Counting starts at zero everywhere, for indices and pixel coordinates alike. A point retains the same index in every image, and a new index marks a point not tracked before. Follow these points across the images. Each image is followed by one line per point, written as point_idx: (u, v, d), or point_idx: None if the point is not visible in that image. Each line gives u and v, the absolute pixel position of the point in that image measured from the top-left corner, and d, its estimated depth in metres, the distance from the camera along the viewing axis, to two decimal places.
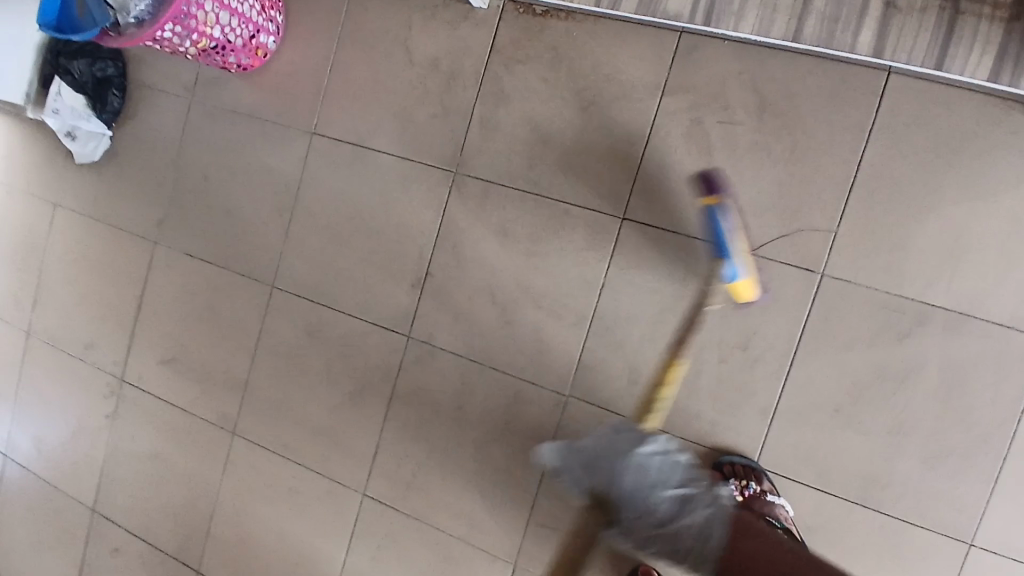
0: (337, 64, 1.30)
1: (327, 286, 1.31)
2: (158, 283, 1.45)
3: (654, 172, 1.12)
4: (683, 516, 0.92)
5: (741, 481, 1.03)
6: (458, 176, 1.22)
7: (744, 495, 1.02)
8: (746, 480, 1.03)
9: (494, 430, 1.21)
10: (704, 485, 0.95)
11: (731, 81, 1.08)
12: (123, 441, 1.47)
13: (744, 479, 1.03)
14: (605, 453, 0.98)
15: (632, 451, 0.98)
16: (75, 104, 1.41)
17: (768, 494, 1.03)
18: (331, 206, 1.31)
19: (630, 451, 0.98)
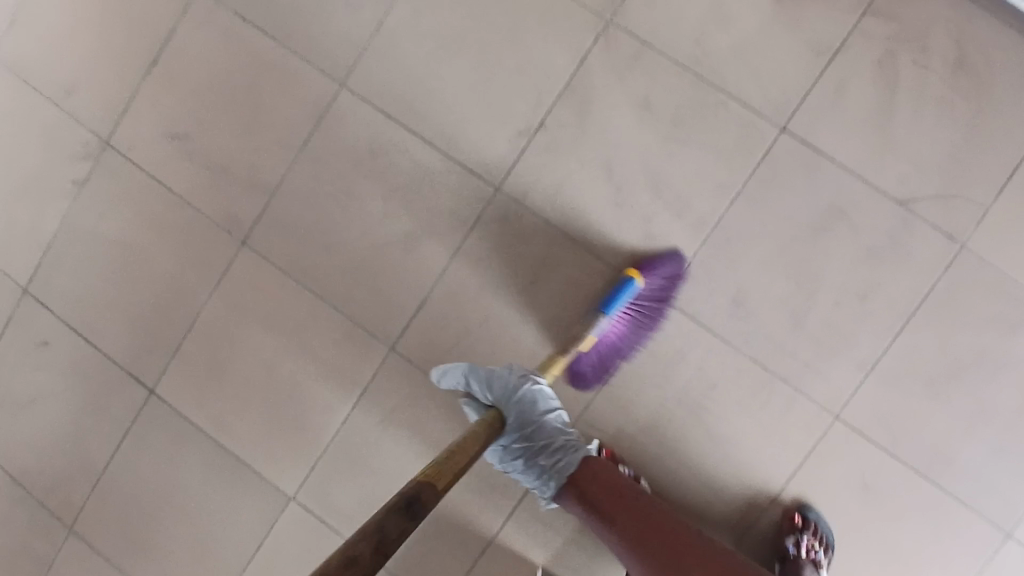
0: None
1: (412, 105, 1.12)
2: (188, 41, 1.17)
3: (829, 93, 1.03)
4: (548, 453, 0.91)
5: None
6: (609, 27, 1.07)
7: None
8: None
9: (567, 317, 1.09)
10: (529, 413, 0.91)
11: (936, 24, 1.01)
12: (92, 216, 1.20)
13: None
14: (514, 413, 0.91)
15: (533, 400, 0.92)
16: None
17: None
18: (446, 14, 1.10)
19: (542, 409, 0.92)
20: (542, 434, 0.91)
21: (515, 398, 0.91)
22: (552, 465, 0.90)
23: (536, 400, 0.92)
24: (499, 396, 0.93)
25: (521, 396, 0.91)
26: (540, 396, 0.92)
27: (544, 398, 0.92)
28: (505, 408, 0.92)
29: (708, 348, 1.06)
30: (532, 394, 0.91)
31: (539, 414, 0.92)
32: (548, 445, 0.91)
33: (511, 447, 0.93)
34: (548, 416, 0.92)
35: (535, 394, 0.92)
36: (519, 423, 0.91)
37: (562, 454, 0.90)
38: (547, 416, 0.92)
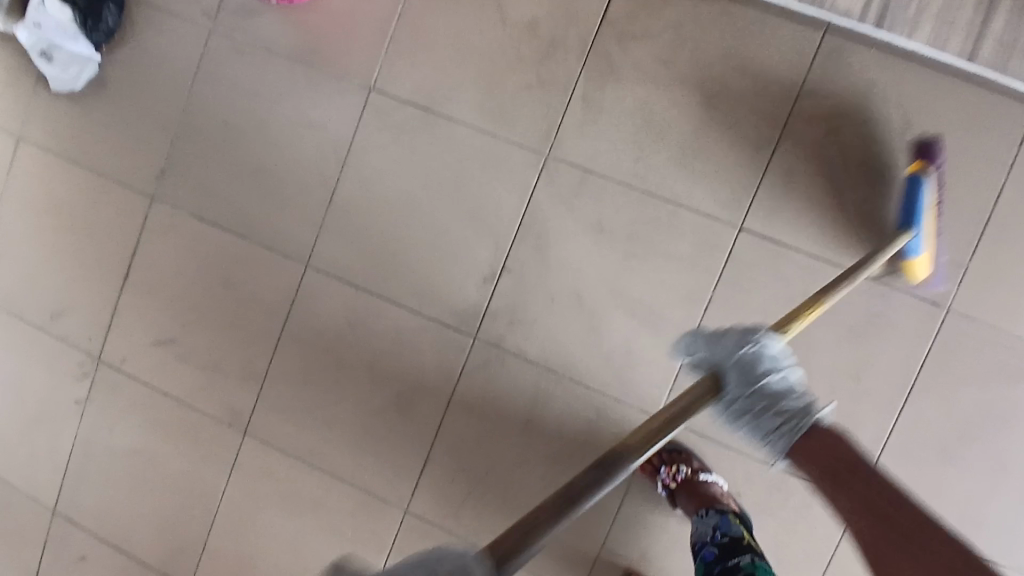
0: (411, 14, 1.10)
1: (378, 271, 1.13)
2: (155, 249, 1.20)
3: (779, 184, 1.01)
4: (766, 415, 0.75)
5: (671, 468, 1.02)
6: (549, 160, 1.07)
7: (676, 481, 1.01)
8: (676, 466, 1.02)
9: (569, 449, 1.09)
10: (727, 374, 0.72)
11: (876, 92, 0.98)
12: (101, 431, 1.24)
13: (673, 466, 1.02)
14: (737, 374, 0.73)
15: (755, 360, 0.72)
16: (60, 19, 1.14)
17: (700, 473, 1.02)
18: (389, 177, 1.12)
19: (767, 368, 0.73)
20: (764, 393, 0.74)
21: (737, 357, 0.72)
22: (786, 423, 0.75)
23: (761, 357, 0.72)
24: (721, 363, 0.73)
25: (744, 357, 0.72)
26: (767, 354, 0.72)
27: (773, 355, 0.73)
28: (720, 369, 0.73)
29: (714, 457, 1.06)
30: (754, 355, 0.72)
31: (762, 371, 0.73)
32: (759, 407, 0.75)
33: (730, 407, 0.76)
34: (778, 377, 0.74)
35: (765, 352, 0.72)
36: (749, 383, 0.73)
37: (795, 419, 0.75)
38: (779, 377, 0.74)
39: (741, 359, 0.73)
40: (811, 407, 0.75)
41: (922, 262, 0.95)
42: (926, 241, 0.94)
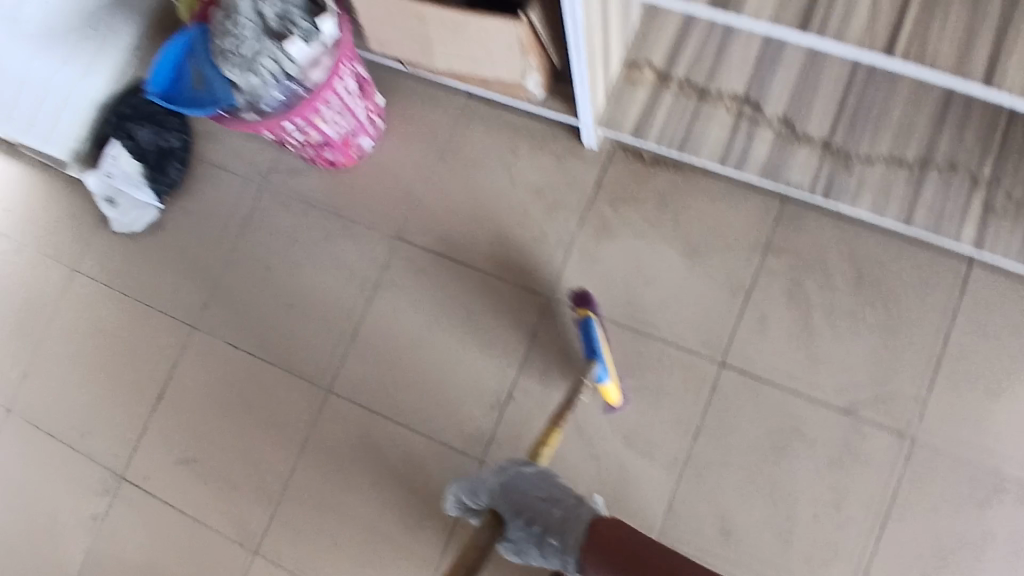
0: (435, 178, 1.30)
1: (393, 397, 1.24)
2: (189, 373, 1.31)
3: (754, 325, 1.15)
4: (550, 524, 0.89)
5: None
6: (551, 302, 1.22)
7: None
8: None
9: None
10: (497, 503, 0.93)
11: (830, 250, 1.15)
12: (110, 551, 1.26)
13: None
14: (504, 503, 0.92)
15: (509, 484, 0.94)
16: (129, 171, 1.34)
17: None
18: (409, 313, 1.26)
19: (529, 487, 0.93)
20: (524, 502, 0.91)
21: (501, 487, 0.95)
22: (562, 524, 0.88)
23: (517, 479, 0.95)
24: (495, 496, 0.94)
25: (506, 482, 0.95)
26: (519, 475, 0.95)
27: (524, 476, 0.95)
28: (497, 505, 0.93)
29: None
30: (512, 475, 0.96)
31: (526, 487, 0.93)
32: (536, 520, 0.89)
33: (515, 537, 0.90)
34: (540, 490, 0.93)
35: (527, 471, 0.96)
36: (518, 510, 0.91)
37: (568, 515, 0.89)
38: (540, 489, 0.93)
39: (515, 476, 0.96)
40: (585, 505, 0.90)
41: (612, 387, 1.12)
42: (610, 370, 1.12)
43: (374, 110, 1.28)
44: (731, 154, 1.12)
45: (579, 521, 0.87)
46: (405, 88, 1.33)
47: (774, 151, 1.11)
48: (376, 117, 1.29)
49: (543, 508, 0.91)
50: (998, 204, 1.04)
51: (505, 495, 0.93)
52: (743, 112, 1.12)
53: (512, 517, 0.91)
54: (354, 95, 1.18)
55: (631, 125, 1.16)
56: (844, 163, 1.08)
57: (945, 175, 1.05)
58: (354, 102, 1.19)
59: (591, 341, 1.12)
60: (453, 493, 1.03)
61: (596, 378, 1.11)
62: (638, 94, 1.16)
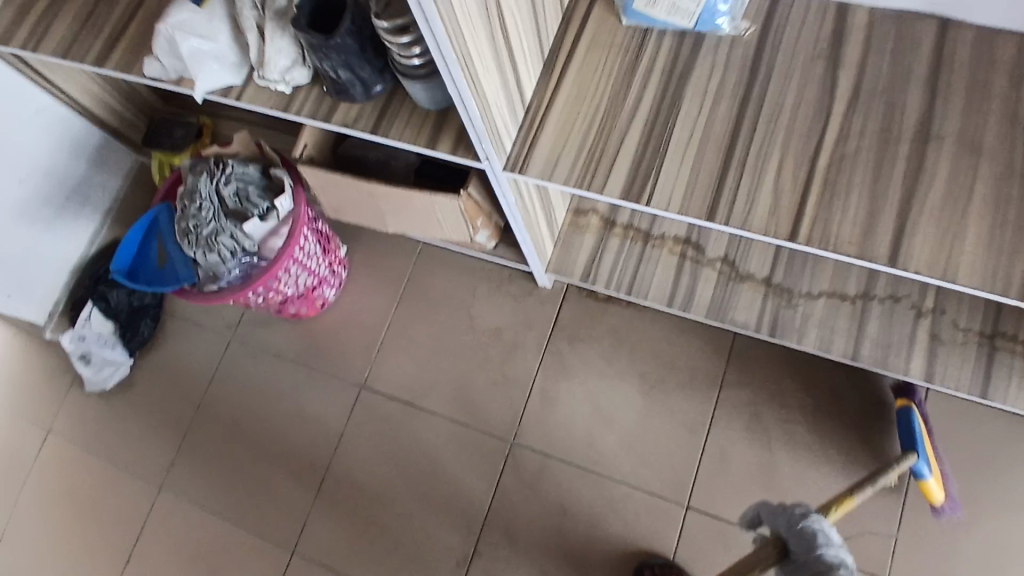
0: (397, 323, 1.33)
1: (360, 553, 1.22)
2: (155, 535, 1.29)
3: (717, 464, 1.14)
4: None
5: None
6: (514, 446, 1.22)
7: None
8: None
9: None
10: (771, 545, 0.71)
11: (786, 383, 1.16)
12: None
13: None
14: (793, 552, 0.66)
15: (800, 532, 0.66)
16: (102, 330, 1.37)
17: None
18: (375, 463, 1.26)
19: (820, 541, 0.64)
20: (797, 554, 0.67)
21: (793, 534, 0.67)
22: None
23: (810, 530, 0.66)
24: (785, 539, 0.67)
25: (803, 532, 0.66)
26: (825, 532, 0.65)
27: (828, 536, 0.65)
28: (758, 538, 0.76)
29: None
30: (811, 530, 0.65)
31: (804, 542, 0.66)
32: (797, 574, 0.66)
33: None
34: (820, 553, 0.64)
35: (796, 531, 0.77)
36: (764, 519, 0.79)
37: None
38: (822, 553, 0.64)
39: (785, 527, 0.78)
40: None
41: (934, 485, 1.01)
42: (932, 465, 1.02)
43: (337, 261, 1.32)
44: (677, 295, 1.14)
45: None
46: (367, 237, 1.38)
47: (719, 292, 1.13)
48: (340, 268, 1.33)
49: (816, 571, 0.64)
50: (944, 335, 1.05)
51: (798, 556, 0.65)
52: (685, 252, 1.15)
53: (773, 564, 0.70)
54: (313, 255, 1.23)
55: (580, 270, 1.19)
56: (787, 298, 1.11)
57: (888, 307, 1.07)
58: (314, 261, 1.24)
59: (912, 429, 1.04)
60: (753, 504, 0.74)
61: (915, 473, 1.01)
62: (585, 239, 1.19)
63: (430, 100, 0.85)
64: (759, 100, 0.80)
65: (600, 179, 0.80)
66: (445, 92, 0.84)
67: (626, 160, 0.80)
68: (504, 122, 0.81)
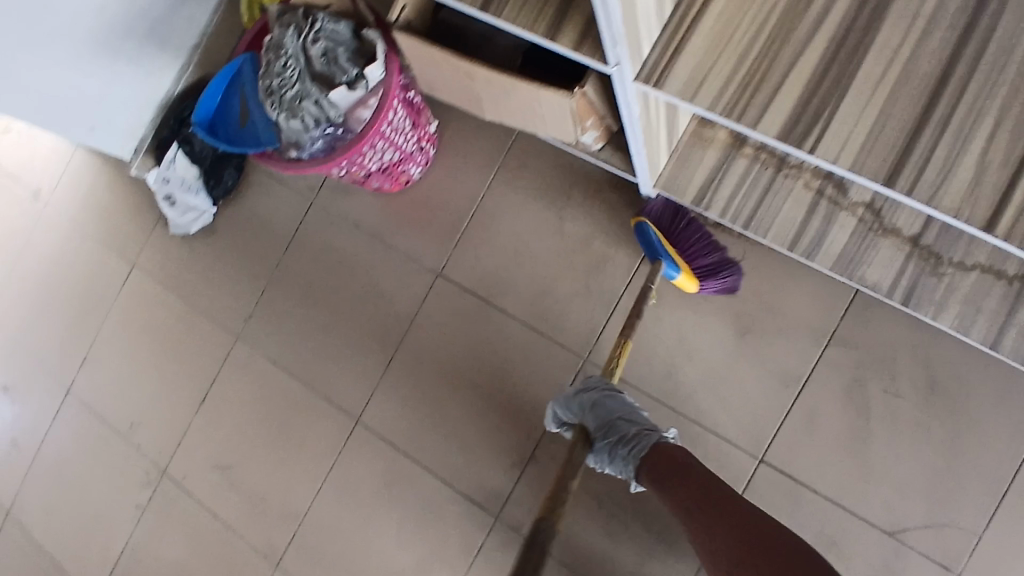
0: (482, 213, 1.24)
1: (419, 438, 1.23)
2: (228, 382, 1.34)
3: (802, 424, 1.05)
4: (621, 424, 0.92)
5: None
6: (586, 364, 1.16)
7: None
8: None
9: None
10: (588, 417, 0.94)
11: (902, 352, 1.03)
12: (151, 539, 1.35)
13: None
14: (592, 417, 0.94)
15: (593, 400, 0.95)
16: (186, 175, 1.35)
17: None
18: (443, 354, 1.24)
19: (593, 396, 0.95)
20: (605, 418, 0.93)
21: (591, 404, 0.95)
22: (631, 435, 0.90)
23: (608, 398, 0.95)
24: (585, 411, 0.95)
25: (591, 400, 0.95)
26: (601, 396, 0.95)
27: (603, 396, 0.95)
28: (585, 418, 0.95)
29: None
30: (599, 392, 0.95)
31: (604, 403, 0.94)
32: (613, 425, 0.92)
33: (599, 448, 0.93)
34: (605, 409, 0.93)
35: (616, 402, 0.94)
36: (602, 427, 0.92)
37: (635, 431, 0.91)
38: (606, 408, 0.94)
39: (606, 400, 0.95)
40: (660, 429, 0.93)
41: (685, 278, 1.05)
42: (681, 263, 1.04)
43: (425, 137, 1.21)
44: (803, 238, 0.99)
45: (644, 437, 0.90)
46: (460, 112, 1.26)
47: (854, 244, 0.98)
48: (427, 144, 1.22)
49: (626, 423, 0.92)
50: None
51: (597, 418, 0.93)
52: (823, 190, 0.99)
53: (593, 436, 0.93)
54: (402, 131, 1.12)
55: (694, 192, 1.03)
56: (934, 263, 0.95)
57: None
58: (402, 136, 1.13)
59: (650, 242, 1.02)
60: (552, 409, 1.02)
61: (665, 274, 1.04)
62: (707, 155, 1.02)
63: None
64: (988, 34, 0.60)
65: (754, 111, 0.65)
66: None
67: (793, 91, 0.64)
68: (647, 22, 0.64)
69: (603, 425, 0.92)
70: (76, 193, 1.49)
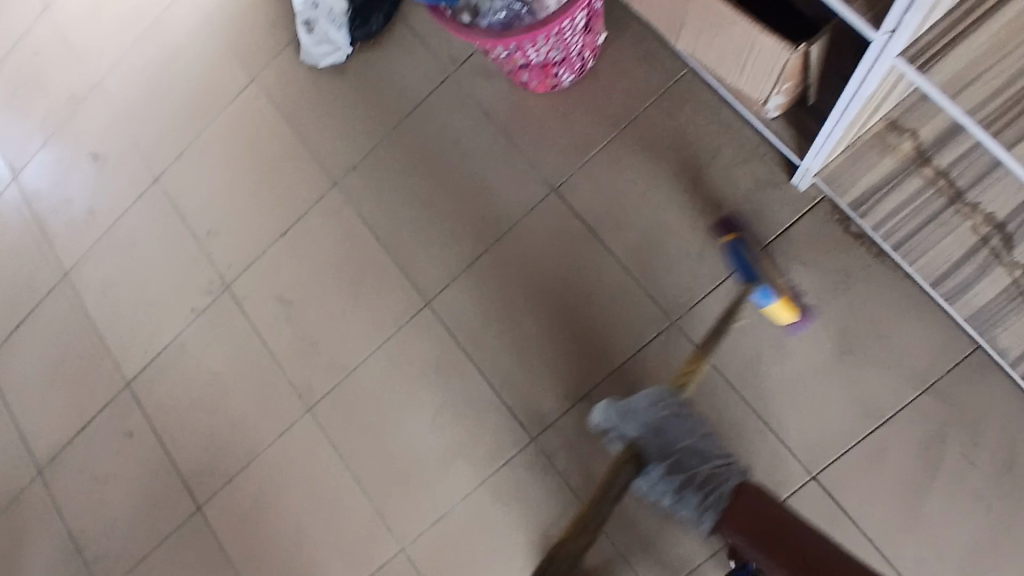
0: (618, 143, 1.19)
1: (482, 340, 1.23)
2: (313, 223, 1.34)
3: (868, 458, 1.02)
4: (696, 457, 0.85)
5: None
6: (672, 327, 1.14)
7: None
8: None
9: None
10: (642, 435, 0.86)
11: (993, 422, 0.99)
12: (196, 344, 1.38)
13: None
14: (652, 448, 0.86)
15: (638, 416, 0.88)
16: (334, 7, 1.30)
17: None
18: (532, 269, 1.21)
19: (628, 411, 0.89)
20: (673, 449, 0.85)
21: (647, 429, 0.87)
22: (705, 490, 0.81)
23: (677, 422, 0.88)
24: (642, 436, 0.86)
25: (647, 429, 0.87)
26: (637, 409, 0.88)
27: (636, 412, 0.88)
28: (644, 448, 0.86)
29: None
30: (663, 413, 0.88)
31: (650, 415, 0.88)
32: (691, 461, 0.85)
33: (660, 478, 0.84)
34: (661, 429, 0.87)
35: (679, 422, 0.88)
36: (669, 453, 0.85)
37: (714, 481, 0.82)
38: (663, 424, 0.87)
39: (674, 424, 0.88)
40: (732, 469, 0.85)
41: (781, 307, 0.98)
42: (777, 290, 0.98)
43: (591, 47, 1.15)
44: (949, 279, 0.96)
45: (725, 483, 0.81)
46: (632, 35, 1.20)
47: (1001, 300, 0.94)
48: (589, 55, 1.16)
49: (699, 467, 0.84)
50: None
51: (673, 445, 0.86)
52: (988, 240, 0.92)
53: (654, 468, 0.84)
54: (576, 31, 1.07)
55: (855, 194, 1.00)
56: None
57: None
58: (574, 37, 1.08)
59: (743, 262, 1.00)
60: (601, 415, 0.92)
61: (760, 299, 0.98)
62: (883, 160, 0.97)
63: None
64: None
65: (1009, 134, 0.62)
66: None
67: None
68: (944, 0, 0.60)
69: (666, 452, 0.85)
70: None
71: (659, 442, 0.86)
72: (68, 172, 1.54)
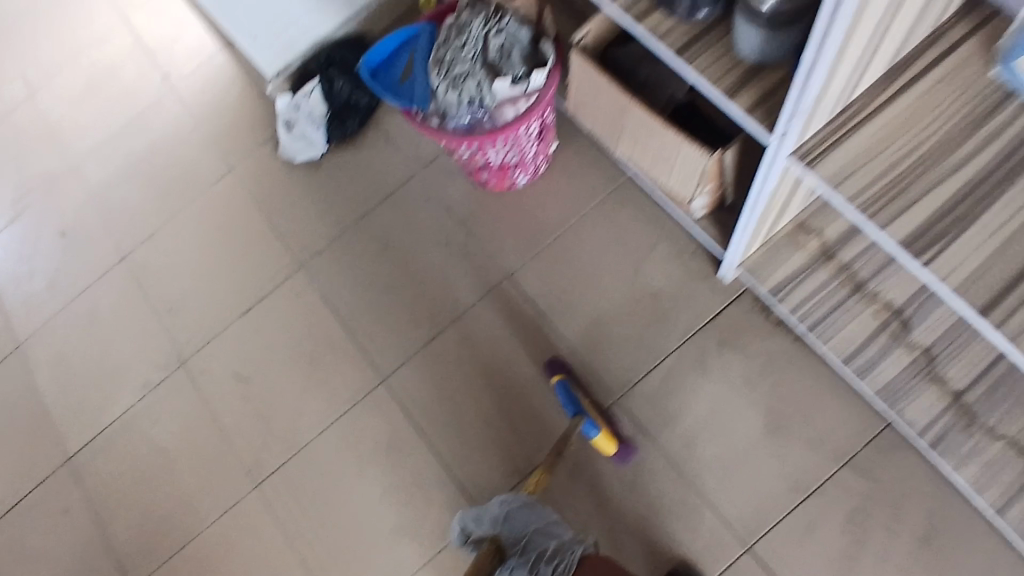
0: (567, 238, 1.32)
1: (435, 418, 1.27)
2: (277, 302, 1.40)
3: (799, 531, 1.08)
4: (540, 538, 0.91)
5: None
6: (616, 406, 1.21)
7: None
8: None
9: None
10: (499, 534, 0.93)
11: (912, 495, 1.06)
12: (144, 419, 1.37)
13: None
14: (504, 537, 0.92)
15: (498, 516, 0.96)
16: (314, 109, 1.44)
17: None
18: (485, 350, 1.29)
19: (490, 520, 0.96)
20: (519, 536, 0.92)
21: (498, 523, 0.95)
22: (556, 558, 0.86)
23: (520, 514, 0.96)
24: (495, 529, 0.94)
25: (500, 522, 0.95)
26: (499, 512, 0.97)
27: (499, 515, 0.97)
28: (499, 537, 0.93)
29: None
30: (506, 509, 0.97)
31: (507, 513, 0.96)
32: (532, 544, 0.89)
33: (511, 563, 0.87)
34: (507, 529, 0.94)
35: (524, 513, 0.96)
36: (517, 538, 0.92)
37: (562, 550, 0.87)
38: (511, 518, 0.95)
39: (518, 516, 0.96)
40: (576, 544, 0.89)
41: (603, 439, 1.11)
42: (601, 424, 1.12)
43: (544, 153, 1.31)
44: (857, 358, 1.07)
45: (568, 553, 0.86)
46: (580, 146, 1.36)
47: (903, 377, 1.05)
48: (542, 161, 1.32)
49: (544, 544, 0.89)
50: None
51: (522, 531, 0.93)
52: (888, 324, 1.06)
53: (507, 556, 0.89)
54: (531, 137, 1.21)
55: (773, 282, 1.13)
56: (967, 422, 1.01)
57: None
58: (529, 142, 1.23)
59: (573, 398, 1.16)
60: (461, 533, 1.00)
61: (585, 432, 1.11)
62: (796, 255, 1.12)
63: (756, 52, 0.79)
64: None
65: (887, 214, 0.74)
66: (779, 50, 0.78)
67: (923, 211, 0.74)
68: (822, 113, 0.76)
69: (513, 542, 0.91)
70: (205, 87, 1.58)
71: (515, 532, 0.93)
72: (30, 248, 1.56)
